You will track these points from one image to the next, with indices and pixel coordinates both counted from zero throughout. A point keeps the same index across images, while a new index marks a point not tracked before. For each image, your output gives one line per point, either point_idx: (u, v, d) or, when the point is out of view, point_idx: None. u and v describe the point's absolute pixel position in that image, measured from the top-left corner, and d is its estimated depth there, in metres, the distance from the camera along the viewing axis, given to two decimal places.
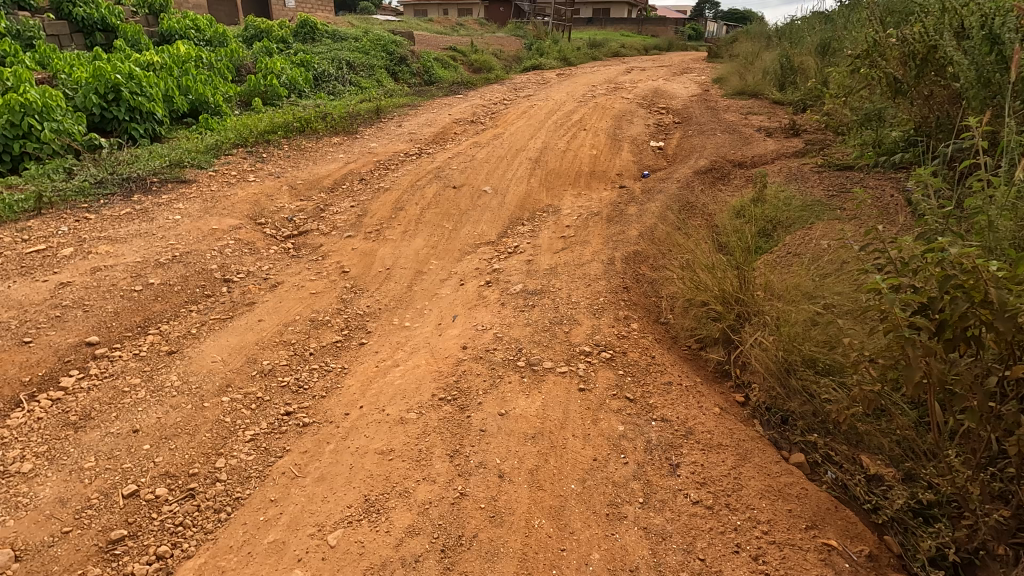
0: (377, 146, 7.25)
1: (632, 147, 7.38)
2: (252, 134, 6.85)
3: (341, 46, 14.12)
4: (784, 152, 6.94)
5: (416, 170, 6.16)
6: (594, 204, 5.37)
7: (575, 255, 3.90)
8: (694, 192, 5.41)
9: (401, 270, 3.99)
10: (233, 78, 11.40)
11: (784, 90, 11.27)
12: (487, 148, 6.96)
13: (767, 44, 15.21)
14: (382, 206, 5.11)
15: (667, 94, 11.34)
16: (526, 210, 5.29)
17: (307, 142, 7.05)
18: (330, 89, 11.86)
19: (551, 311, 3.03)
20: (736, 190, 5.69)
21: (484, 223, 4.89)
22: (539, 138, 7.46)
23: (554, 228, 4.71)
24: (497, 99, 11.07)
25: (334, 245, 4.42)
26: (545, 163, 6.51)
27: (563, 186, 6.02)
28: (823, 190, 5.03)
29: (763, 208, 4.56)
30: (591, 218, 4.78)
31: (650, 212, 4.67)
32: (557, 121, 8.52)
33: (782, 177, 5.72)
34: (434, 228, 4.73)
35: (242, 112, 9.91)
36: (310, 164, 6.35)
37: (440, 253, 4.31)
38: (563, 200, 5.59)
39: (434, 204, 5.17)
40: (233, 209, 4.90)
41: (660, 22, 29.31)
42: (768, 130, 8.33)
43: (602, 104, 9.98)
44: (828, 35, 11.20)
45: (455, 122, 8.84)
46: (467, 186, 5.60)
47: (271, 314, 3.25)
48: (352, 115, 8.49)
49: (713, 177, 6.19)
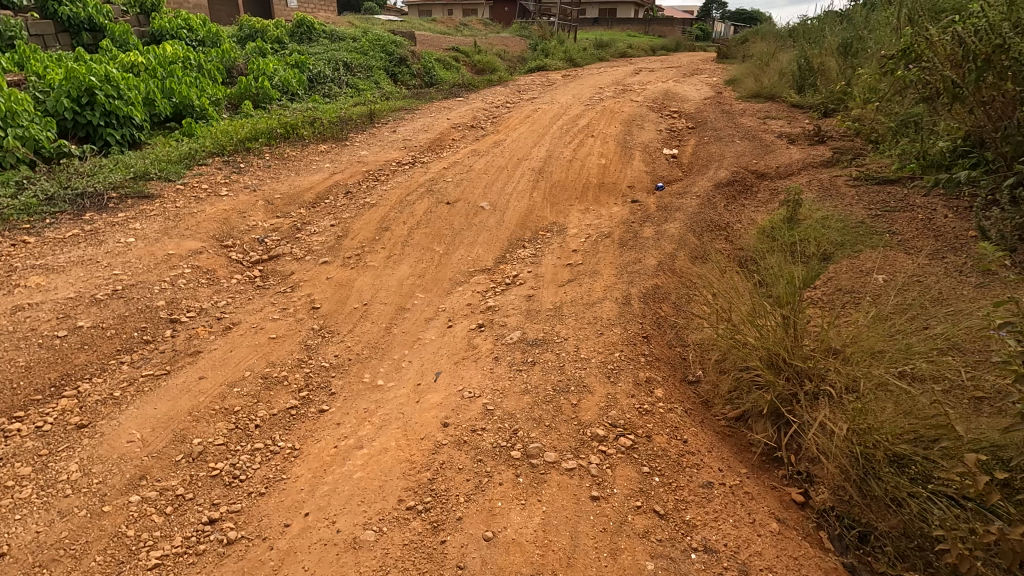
0: (368, 154, 6.71)
1: (644, 155, 6.80)
2: (232, 141, 6.31)
3: (337, 47, 13.59)
4: (811, 162, 6.35)
5: (408, 182, 5.60)
6: (603, 223, 4.81)
7: (583, 290, 3.33)
8: (716, 210, 4.83)
9: (380, 306, 3.43)
10: (223, 80, 10.89)
11: (802, 93, 10.65)
12: (486, 157, 6.40)
13: (782, 44, 14.58)
14: (366, 225, 4.55)
15: (678, 96, 10.76)
16: (528, 230, 4.73)
17: (291, 150, 6.51)
18: (325, 91, 11.35)
19: (555, 371, 2.46)
20: (762, 207, 5.11)
21: (478, 247, 4.33)
22: (542, 145, 6.89)
23: (558, 253, 4.14)
24: (499, 102, 10.50)
25: (307, 273, 3.88)
26: (549, 174, 5.94)
27: (568, 201, 5.45)
28: (863, 210, 4.44)
29: (800, 233, 3.98)
30: (601, 241, 4.21)
31: (669, 235, 4.09)
32: (563, 127, 7.94)
33: (814, 191, 5.14)
34: (422, 253, 4.17)
35: (230, 116, 9.39)
36: (292, 175, 5.81)
37: (426, 283, 3.74)
38: (568, 218, 5.03)
39: (423, 223, 4.60)
40: (197, 230, 4.35)
41: (668, 22, 28.68)
42: (789, 137, 7.72)
43: (611, 108, 9.41)
44: (850, 35, 10.56)
45: (454, 128, 8.29)
46: (461, 201, 5.04)
47: (216, 368, 2.69)
48: (343, 120, 7.95)
49: (734, 191, 5.61)
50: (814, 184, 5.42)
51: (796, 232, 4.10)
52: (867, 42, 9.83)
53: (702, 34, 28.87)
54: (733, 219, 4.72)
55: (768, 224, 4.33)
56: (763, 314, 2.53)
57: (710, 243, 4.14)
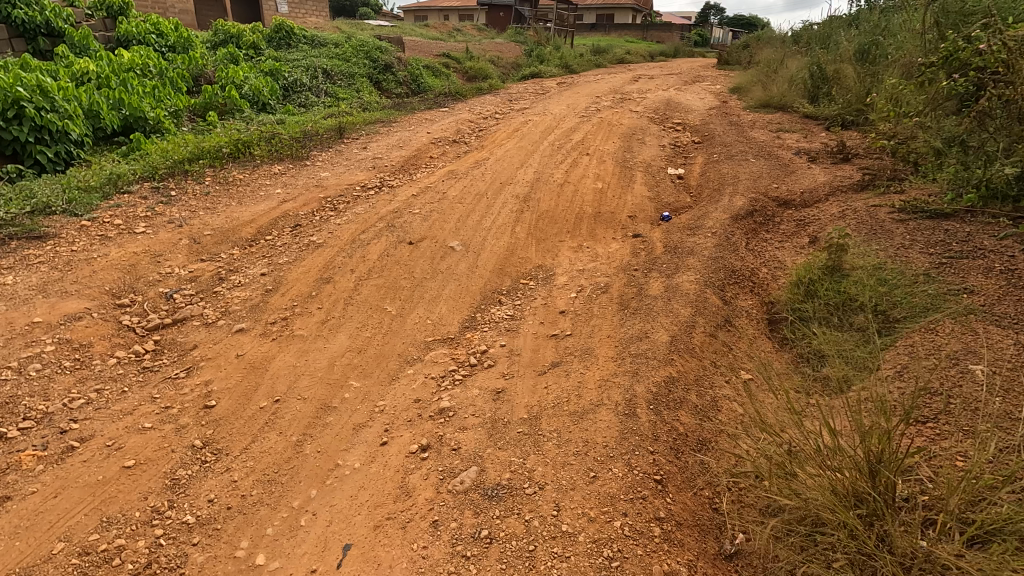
0: (329, 176, 5.86)
1: (646, 177, 5.96)
2: (167, 163, 5.44)
3: (317, 53, 12.74)
4: (838, 187, 5.52)
5: (367, 214, 4.72)
6: (599, 270, 3.93)
7: (572, 384, 2.44)
8: (737, 252, 3.96)
9: (297, 402, 2.54)
10: (189, 88, 10.04)
11: (815, 103, 9.81)
12: (465, 180, 5.55)
13: (788, 49, 13.74)
14: (304, 275, 3.66)
15: (681, 106, 9.90)
16: (506, 278, 3.87)
17: (239, 173, 5.64)
18: (301, 101, 10.53)
19: (520, 566, 1.64)
20: (790, 252, 4.26)
21: (442, 306, 3.46)
22: (530, 165, 6.01)
23: (542, 315, 3.25)
24: (486, 113, 9.63)
25: (214, 346, 2.99)
26: (536, 202, 5.06)
27: (557, 237, 4.58)
28: (922, 255, 3.58)
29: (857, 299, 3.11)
30: (596, 300, 3.33)
31: (684, 293, 3.21)
32: (554, 143, 7.07)
33: (853, 227, 4.28)
34: (368, 315, 3.29)
35: (190, 128, 8.53)
36: (233, 205, 4.94)
37: (367, 363, 2.86)
38: (557, 262, 4.16)
39: (376, 270, 3.73)
40: (87, 283, 3.47)
41: (665, 27, 27.91)
42: (809, 155, 6.86)
43: (609, 119, 8.56)
44: (867, 40, 9.72)
45: (433, 143, 7.44)
46: (428, 240, 4.17)
47: (16, 536, 1.86)
48: (308, 136, 7.11)
49: (753, 226, 4.76)
50: (849, 219, 4.58)
51: (843, 290, 3.24)
52: (887, 48, 8.99)
53: (700, 39, 27.97)
54: (758, 267, 3.86)
55: (805, 275, 3.46)
56: (844, 471, 1.65)
57: (733, 304, 3.27)
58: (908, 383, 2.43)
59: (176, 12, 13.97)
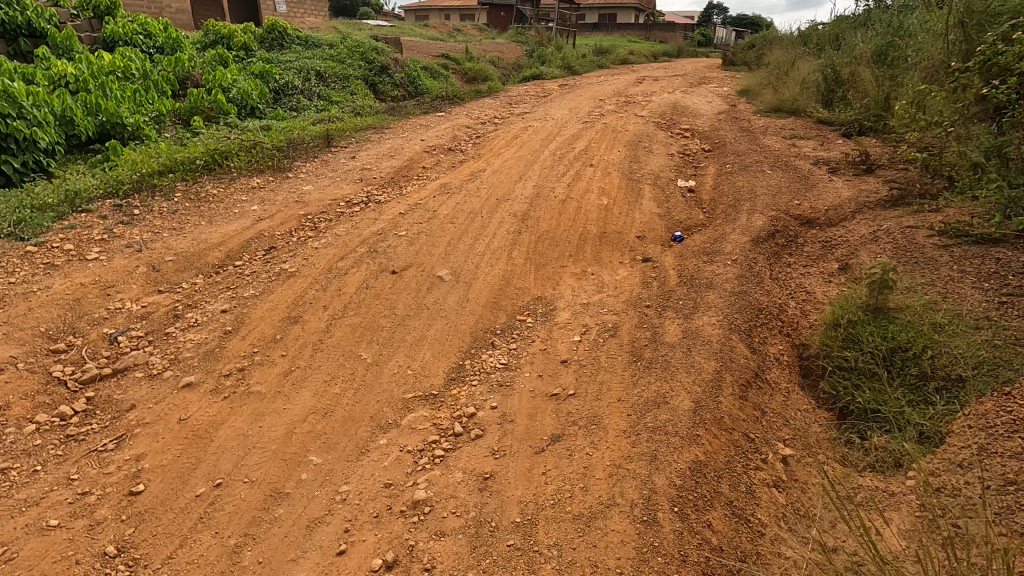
0: (312, 191, 5.45)
1: (655, 190, 5.52)
2: (134, 177, 5.00)
3: (311, 54, 12.30)
4: (864, 204, 5.08)
5: (349, 236, 4.28)
6: (606, 304, 3.48)
7: (575, 473, 2.02)
8: (762, 285, 3.51)
9: (242, 487, 2.10)
10: (174, 91, 9.58)
11: (830, 107, 9.34)
12: (458, 195, 5.12)
13: (798, 49, 13.27)
14: (270, 312, 3.22)
15: (689, 110, 9.44)
16: (500, 314, 3.43)
17: (213, 187, 5.20)
18: (292, 105, 10.12)
19: None
20: (819, 282, 3.81)
21: (427, 351, 3.01)
22: (529, 178, 5.57)
23: (540, 365, 2.80)
24: (484, 118, 9.17)
25: (155, 407, 2.54)
26: (535, 221, 4.61)
27: (558, 262, 4.14)
28: (977, 291, 3.12)
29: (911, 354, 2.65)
30: (604, 346, 2.88)
31: (707, 341, 2.75)
32: (556, 152, 6.63)
33: (890, 255, 3.82)
34: (340, 365, 2.84)
35: (172, 134, 8.08)
36: (202, 224, 4.51)
37: (333, 430, 2.40)
38: (558, 293, 3.72)
39: (353, 306, 3.28)
40: (19, 323, 3.03)
41: (669, 27, 27.42)
42: (828, 165, 6.42)
43: (614, 124, 8.11)
44: (886, 40, 9.23)
45: (426, 151, 7.00)
46: (413, 268, 3.72)
47: None
48: (292, 145, 6.66)
49: (775, 249, 4.31)
50: (884, 243, 4.12)
51: (892, 336, 2.78)
52: (907, 50, 8.50)
53: (704, 39, 27.44)
54: (786, 304, 3.41)
55: (845, 315, 3.00)
56: None
57: (764, 352, 2.82)
58: (987, 474, 1.99)
59: (172, 13, 13.52)
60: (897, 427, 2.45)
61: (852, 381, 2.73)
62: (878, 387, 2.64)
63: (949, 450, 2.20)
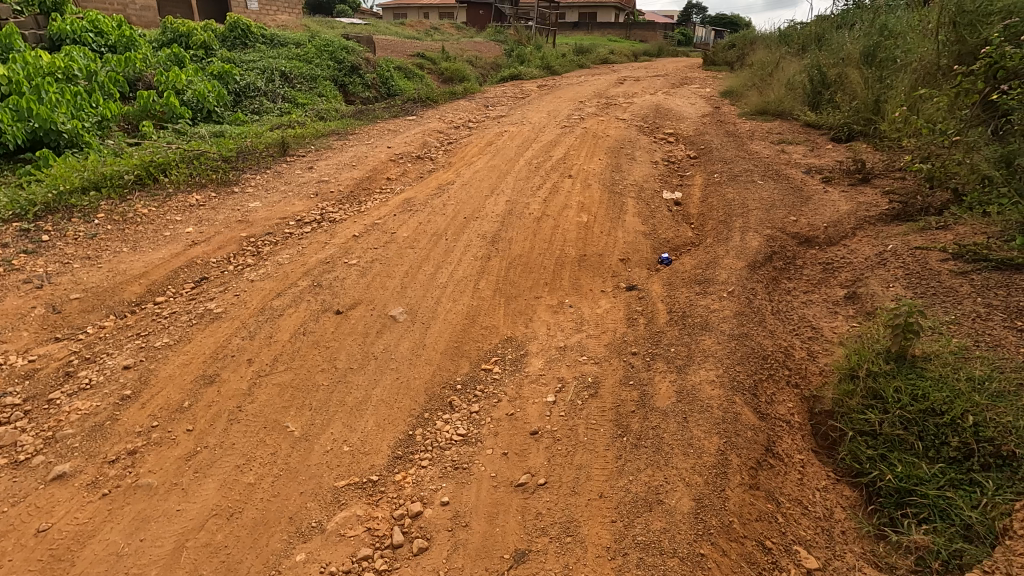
0: (259, 207, 4.89)
1: (639, 204, 5.07)
2: (49, 197, 4.41)
3: (276, 53, 11.63)
4: (864, 220, 4.70)
5: (292, 264, 3.74)
6: (586, 348, 2.99)
7: None
8: (764, 324, 3.05)
9: None
10: (124, 93, 8.84)
11: (817, 110, 8.99)
12: (422, 213, 4.61)
13: (781, 49, 12.99)
14: (182, 370, 2.67)
15: (673, 113, 9.02)
16: (462, 361, 2.93)
17: (143, 206, 4.61)
18: (253, 108, 9.50)
19: None
20: (825, 315, 3.37)
21: (370, 416, 2.49)
22: (502, 192, 5.08)
23: (506, 437, 2.31)
24: (457, 122, 8.65)
25: (8, 512, 1.99)
26: (506, 244, 4.11)
27: (532, 292, 3.66)
28: (1012, 332, 2.69)
29: (949, 422, 2.22)
30: (584, 411, 2.40)
31: (706, 406, 2.27)
32: (532, 160, 6.15)
33: (903, 283, 3.40)
34: (259, 442, 2.30)
35: (115, 141, 7.41)
36: (124, 252, 3.94)
37: (237, 542, 1.90)
38: (531, 334, 3.23)
39: (284, 359, 2.74)
40: None
41: (648, 25, 27.16)
42: (821, 173, 6.04)
43: (595, 128, 7.66)
44: (873, 40, 8.87)
45: (393, 160, 6.47)
46: (363, 305, 3.20)
47: None
48: (243, 155, 6.06)
49: (772, 274, 3.87)
50: (893, 267, 3.70)
51: (925, 397, 2.34)
52: (897, 50, 8.16)
53: (683, 38, 27.22)
54: (792, 346, 2.96)
55: (866, 366, 2.56)
56: None
57: (775, 416, 2.35)
58: None
59: (136, 9, 12.69)
60: (937, 517, 2.02)
61: (879, 453, 2.29)
62: (912, 462, 2.20)
63: (1011, 562, 1.76)
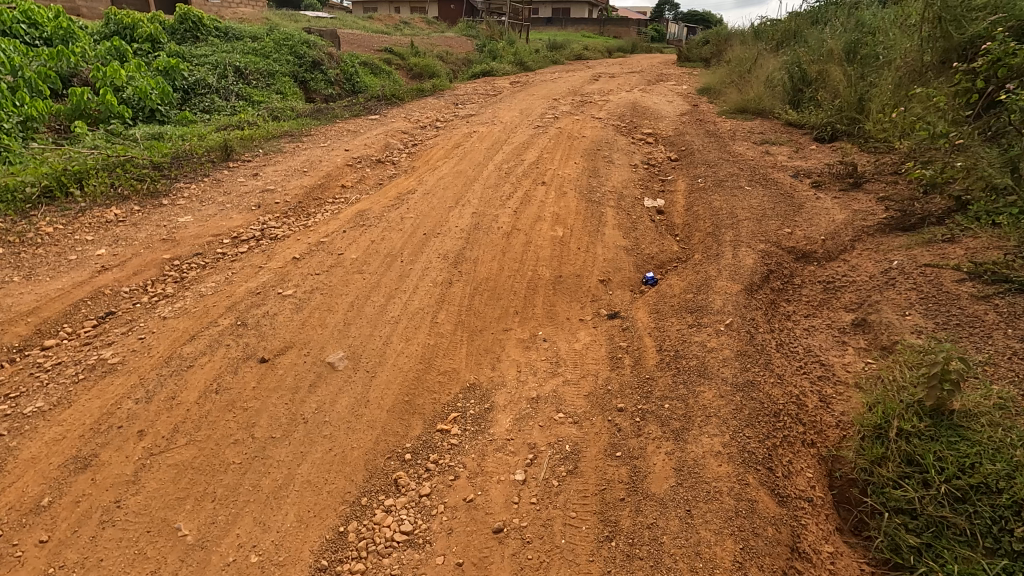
0: (191, 222, 4.29)
1: (619, 214, 4.62)
2: None
3: (230, 47, 10.86)
4: (862, 231, 4.33)
5: (217, 295, 3.17)
6: (564, 400, 2.50)
7: None
8: (770, 366, 2.61)
9: None
10: (56, 89, 7.85)
11: (798, 108, 8.66)
12: (377, 228, 4.06)
13: (758, 44, 12.71)
14: (50, 449, 2.10)
15: (651, 111, 8.60)
16: (414, 422, 2.41)
17: (48, 224, 3.98)
18: (203, 106, 8.76)
19: None
20: (833, 347, 2.95)
21: (290, 506, 1.97)
22: (468, 202, 4.57)
23: (464, 538, 1.84)
24: (424, 122, 8.09)
25: None
26: (471, 265, 3.60)
27: (500, 324, 3.17)
28: None
29: (1010, 504, 1.81)
30: (562, 500, 1.93)
31: (713, 494, 1.85)
32: (503, 165, 5.64)
33: (920, 310, 3.00)
34: (136, 557, 1.77)
35: (39, 142, 6.64)
36: (16, 282, 3.33)
37: None
38: (498, 379, 2.72)
39: (186, 429, 2.19)
40: None
41: (622, 21, 26.80)
42: (810, 177, 5.68)
43: (570, 128, 7.18)
44: (854, 36, 8.57)
45: (350, 164, 5.90)
46: (296, 350, 2.66)
47: None
48: (178, 161, 5.40)
49: (770, 297, 3.45)
50: (905, 289, 3.29)
51: (976, 468, 1.93)
52: (879, 47, 7.85)
53: (656, 34, 26.92)
54: (802, 393, 2.52)
55: (898, 425, 2.13)
56: None
57: (798, 496, 1.90)
58: None
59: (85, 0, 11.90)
60: None
61: (924, 542, 1.88)
62: (965, 557, 1.78)
63: None
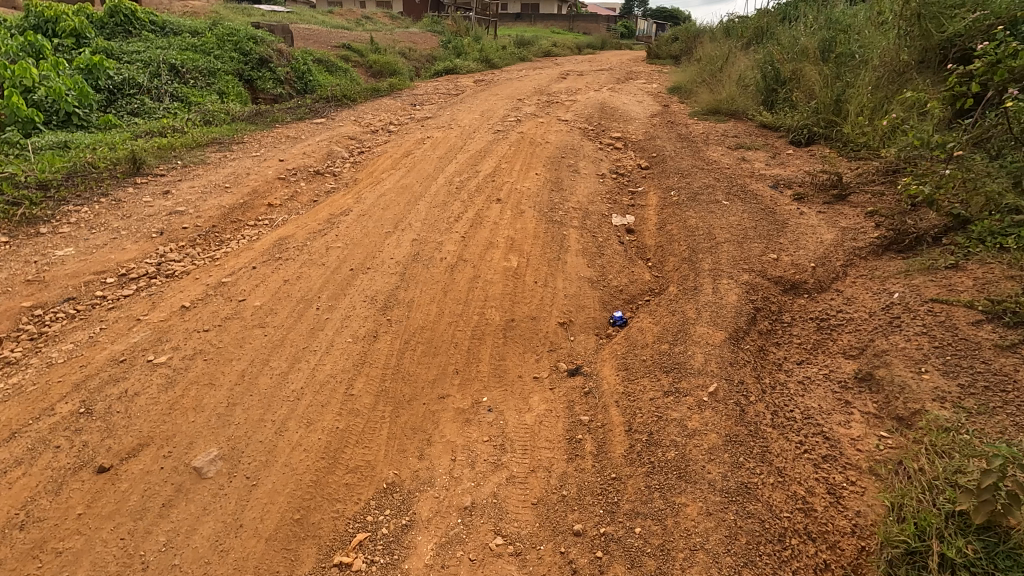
0: (70, 256, 3.56)
1: (582, 236, 4.04)
2: None
3: (167, 42, 9.93)
4: (854, 253, 3.84)
5: (68, 363, 2.49)
6: (504, 516, 1.95)
7: None
8: (766, 453, 2.05)
9: None
10: None
11: (772, 109, 8.22)
12: (297, 261, 3.41)
13: (729, 41, 12.31)
14: None
15: (620, 112, 8.08)
16: (304, 554, 1.84)
17: None
18: (131, 108, 7.89)
19: None
20: (837, 413, 2.42)
21: None
22: (409, 226, 3.94)
23: None
24: (376, 126, 7.40)
25: None
26: (404, 310, 2.98)
27: (435, 389, 2.56)
28: None
29: None
30: None
31: None
32: (455, 178, 5.02)
33: (939, 363, 2.48)
34: None
35: None
36: None
37: None
38: (423, 475, 2.13)
39: None
40: None
41: (591, 17, 26.34)
42: (791, 188, 5.20)
43: (532, 133, 6.59)
44: (829, 33, 8.16)
45: (282, 176, 5.19)
46: (151, 452, 2.06)
47: None
48: (73, 177, 4.63)
49: (757, 344, 2.92)
50: (914, 330, 2.78)
51: None
52: (855, 45, 7.43)
53: (626, 31, 26.56)
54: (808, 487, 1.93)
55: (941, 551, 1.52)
56: None
57: None
58: None
59: None
60: None
61: None
62: None
63: None
